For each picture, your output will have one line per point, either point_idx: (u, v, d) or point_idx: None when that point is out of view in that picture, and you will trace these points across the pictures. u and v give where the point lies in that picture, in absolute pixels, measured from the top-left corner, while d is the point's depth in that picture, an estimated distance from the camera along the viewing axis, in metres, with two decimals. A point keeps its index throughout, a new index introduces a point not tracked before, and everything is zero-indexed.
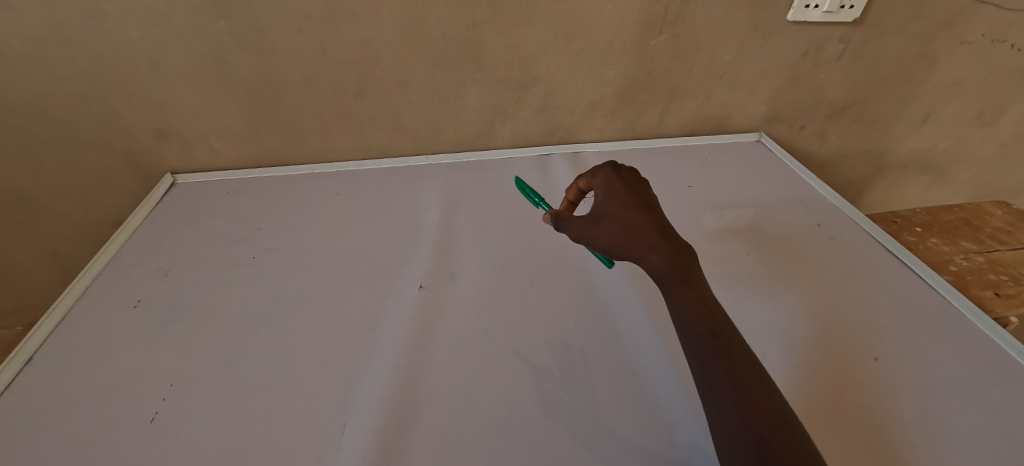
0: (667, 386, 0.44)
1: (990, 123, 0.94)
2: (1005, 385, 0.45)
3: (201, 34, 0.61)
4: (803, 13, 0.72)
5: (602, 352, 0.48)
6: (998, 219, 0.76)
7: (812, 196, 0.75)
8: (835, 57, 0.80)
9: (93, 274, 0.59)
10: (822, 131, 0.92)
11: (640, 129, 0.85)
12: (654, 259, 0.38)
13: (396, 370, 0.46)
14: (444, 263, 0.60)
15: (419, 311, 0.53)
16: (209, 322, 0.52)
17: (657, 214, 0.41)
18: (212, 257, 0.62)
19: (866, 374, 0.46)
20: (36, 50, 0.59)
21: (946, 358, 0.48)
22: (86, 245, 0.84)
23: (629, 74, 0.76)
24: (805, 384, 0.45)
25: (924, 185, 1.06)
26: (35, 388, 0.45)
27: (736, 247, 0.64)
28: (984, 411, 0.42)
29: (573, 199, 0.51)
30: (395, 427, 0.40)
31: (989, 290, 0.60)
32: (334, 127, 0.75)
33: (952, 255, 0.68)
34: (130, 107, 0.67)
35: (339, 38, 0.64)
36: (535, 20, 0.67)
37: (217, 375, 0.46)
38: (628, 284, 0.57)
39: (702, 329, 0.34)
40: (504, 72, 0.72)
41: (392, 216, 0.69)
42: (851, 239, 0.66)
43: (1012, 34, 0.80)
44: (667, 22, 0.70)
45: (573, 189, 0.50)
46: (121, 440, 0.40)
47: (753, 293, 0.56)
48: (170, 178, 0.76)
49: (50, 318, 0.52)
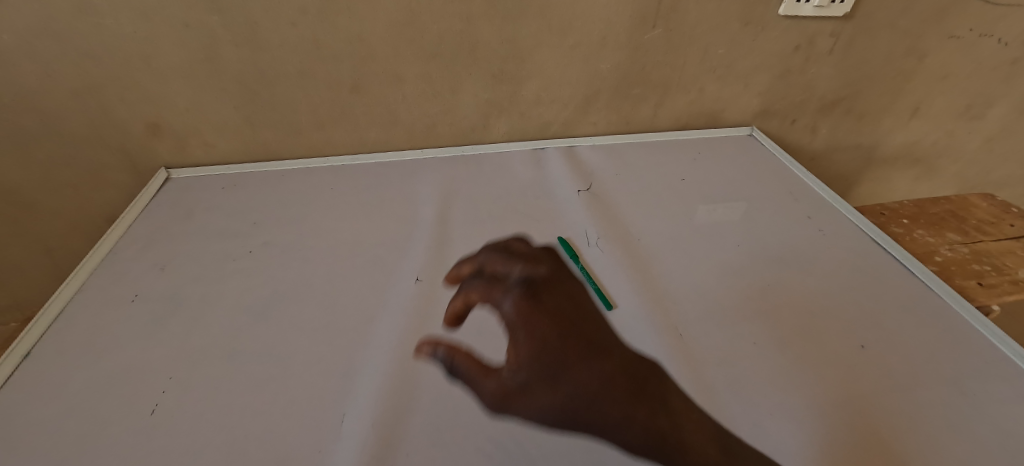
0: (661, 374, 0.45)
1: (977, 117, 0.96)
2: (985, 370, 0.47)
3: (194, 27, 0.61)
4: (794, 8, 0.73)
5: (598, 342, 0.49)
6: (982, 211, 0.78)
7: (803, 189, 0.76)
8: (826, 51, 0.81)
9: (90, 269, 0.59)
10: (813, 125, 0.93)
11: (634, 123, 0.86)
12: (573, 370, 0.41)
13: (394, 361, 0.46)
14: (441, 257, 0.60)
15: (417, 303, 0.53)
16: (207, 315, 0.53)
17: (558, 315, 0.46)
18: (209, 251, 0.62)
19: (852, 361, 0.48)
20: (27, 45, 0.59)
21: (927, 344, 0.50)
22: (79, 241, 0.84)
23: (624, 68, 0.77)
24: (794, 370, 0.46)
25: (913, 178, 1.08)
26: (32, 382, 0.45)
27: (729, 238, 0.65)
28: (964, 395, 0.44)
29: (458, 310, 0.51)
30: (392, 416, 0.41)
31: (972, 279, 0.61)
32: (329, 121, 0.75)
33: (938, 245, 0.69)
34: (124, 101, 0.67)
35: (333, 32, 0.64)
36: (529, 14, 0.67)
37: (218, 367, 0.46)
38: (622, 275, 0.57)
39: (632, 424, 0.39)
40: (500, 65, 0.72)
41: (389, 211, 0.69)
42: (842, 231, 0.67)
43: (998, 29, 0.81)
44: (660, 16, 0.71)
45: (459, 300, 0.51)
46: (123, 431, 0.40)
47: (745, 284, 0.57)
48: (164, 174, 0.76)
49: (48, 311, 0.52)
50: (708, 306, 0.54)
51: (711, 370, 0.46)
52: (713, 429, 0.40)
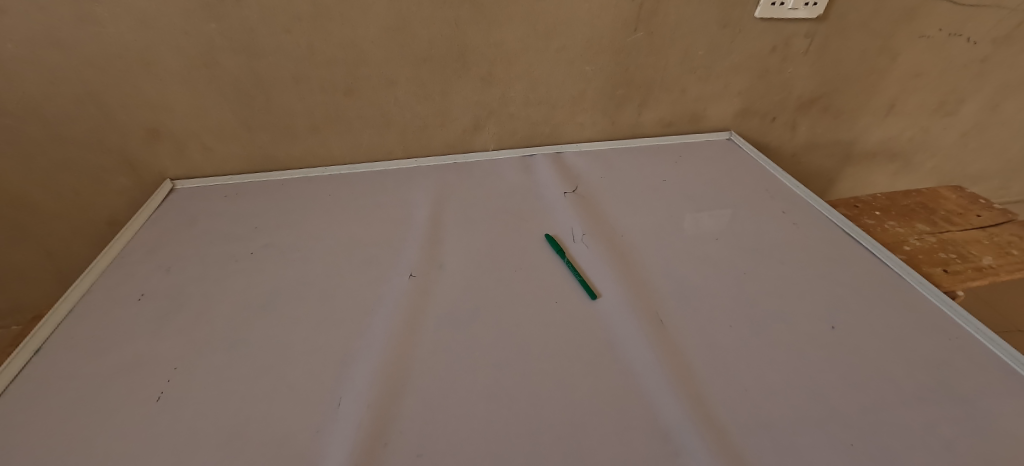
0: (642, 357, 0.48)
1: (950, 112, 1.00)
2: (949, 346, 0.50)
3: (192, 35, 0.63)
4: (770, 10, 0.76)
5: (582, 331, 0.51)
6: (951, 202, 0.82)
7: (779, 186, 0.79)
8: (802, 52, 0.84)
9: (97, 270, 0.61)
10: (793, 123, 0.96)
11: (620, 123, 0.89)
12: None
13: (388, 350, 0.48)
14: (433, 254, 0.63)
15: (410, 297, 0.56)
16: (210, 311, 0.55)
17: None
18: (211, 254, 0.64)
19: (823, 342, 0.51)
20: (30, 53, 0.61)
21: (895, 325, 0.53)
22: (80, 244, 0.86)
23: (609, 70, 0.80)
24: (767, 353, 0.49)
25: (891, 173, 1.12)
26: (42, 376, 0.47)
27: (708, 233, 0.68)
28: (928, 370, 0.47)
29: None
30: (387, 400, 0.43)
31: (938, 267, 0.65)
32: (323, 124, 0.77)
33: (907, 235, 0.72)
34: (124, 107, 0.69)
35: (327, 38, 0.67)
36: (514, 19, 0.70)
37: (220, 358, 0.49)
38: (607, 267, 0.60)
39: None
40: (489, 68, 0.75)
41: (383, 212, 0.72)
42: (816, 223, 0.70)
43: (965, 28, 0.85)
44: (641, 20, 0.74)
45: None
46: (132, 417, 0.43)
47: (722, 275, 0.60)
48: (170, 184, 0.78)
49: (57, 310, 0.54)
50: (688, 296, 0.57)
51: (689, 353, 0.49)
52: (690, 404, 0.43)
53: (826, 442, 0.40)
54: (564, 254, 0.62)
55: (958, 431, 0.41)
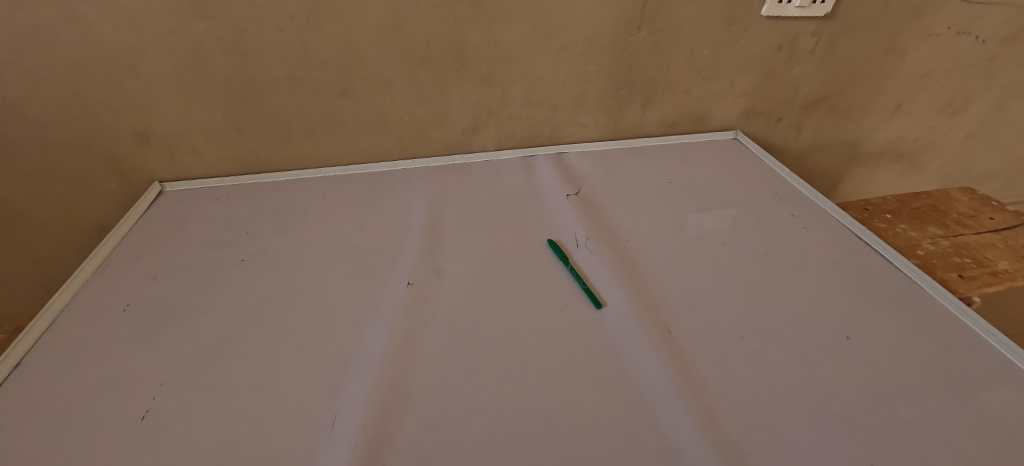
0: (650, 369, 0.46)
1: (958, 112, 0.98)
2: (969, 357, 0.48)
3: (181, 35, 0.61)
4: (777, 8, 0.74)
5: (587, 341, 0.49)
6: (962, 205, 0.80)
7: (787, 188, 0.77)
8: (809, 51, 0.82)
9: (82, 279, 0.59)
10: (799, 123, 0.94)
11: (622, 124, 0.87)
12: None
13: (385, 363, 0.46)
14: (432, 260, 0.61)
15: (408, 307, 0.53)
16: (199, 322, 0.52)
17: None
18: (201, 260, 0.62)
19: (838, 352, 0.49)
20: (11, 54, 0.58)
21: (912, 335, 0.51)
22: (68, 251, 0.83)
23: (611, 70, 0.78)
24: (780, 364, 0.47)
25: (897, 174, 1.10)
26: (20, 393, 0.45)
27: (715, 238, 0.66)
28: (949, 382, 0.45)
29: None
30: (383, 416, 0.41)
31: (953, 272, 0.63)
32: (318, 127, 0.75)
33: (919, 239, 0.71)
34: (112, 109, 0.66)
35: (321, 38, 0.65)
36: (514, 18, 0.68)
37: (209, 373, 0.46)
38: (611, 274, 0.58)
39: None
40: (488, 69, 0.73)
41: (380, 217, 0.70)
42: (826, 227, 0.68)
43: (975, 26, 0.84)
44: (645, 18, 0.72)
45: None
46: (113, 437, 0.40)
47: (730, 282, 0.58)
48: (158, 187, 0.76)
49: (39, 321, 0.52)
50: (696, 304, 0.55)
51: (699, 365, 0.47)
52: (701, 419, 0.41)
53: (846, 459, 0.38)
54: (567, 259, 0.60)
55: (983, 447, 0.39)
